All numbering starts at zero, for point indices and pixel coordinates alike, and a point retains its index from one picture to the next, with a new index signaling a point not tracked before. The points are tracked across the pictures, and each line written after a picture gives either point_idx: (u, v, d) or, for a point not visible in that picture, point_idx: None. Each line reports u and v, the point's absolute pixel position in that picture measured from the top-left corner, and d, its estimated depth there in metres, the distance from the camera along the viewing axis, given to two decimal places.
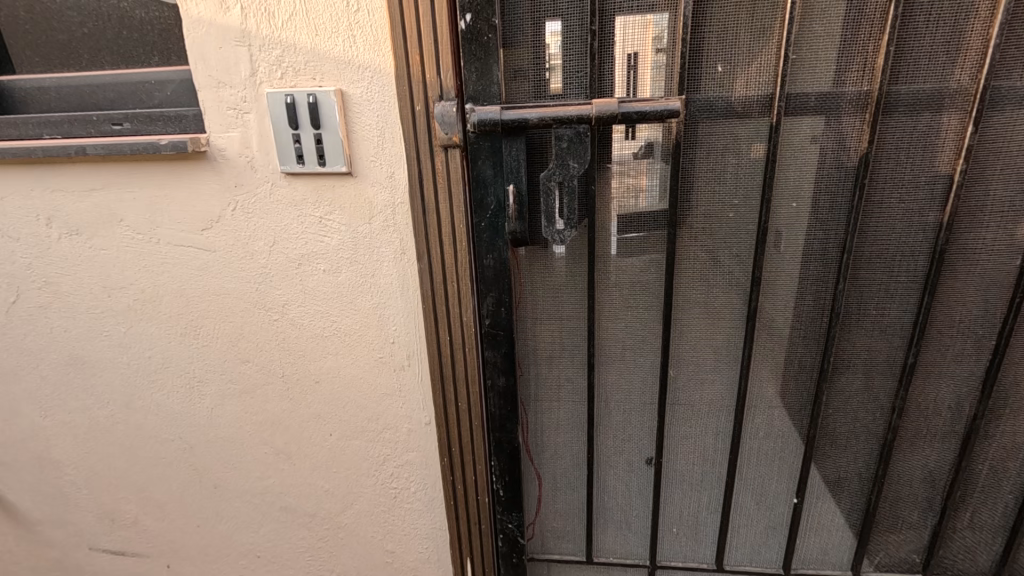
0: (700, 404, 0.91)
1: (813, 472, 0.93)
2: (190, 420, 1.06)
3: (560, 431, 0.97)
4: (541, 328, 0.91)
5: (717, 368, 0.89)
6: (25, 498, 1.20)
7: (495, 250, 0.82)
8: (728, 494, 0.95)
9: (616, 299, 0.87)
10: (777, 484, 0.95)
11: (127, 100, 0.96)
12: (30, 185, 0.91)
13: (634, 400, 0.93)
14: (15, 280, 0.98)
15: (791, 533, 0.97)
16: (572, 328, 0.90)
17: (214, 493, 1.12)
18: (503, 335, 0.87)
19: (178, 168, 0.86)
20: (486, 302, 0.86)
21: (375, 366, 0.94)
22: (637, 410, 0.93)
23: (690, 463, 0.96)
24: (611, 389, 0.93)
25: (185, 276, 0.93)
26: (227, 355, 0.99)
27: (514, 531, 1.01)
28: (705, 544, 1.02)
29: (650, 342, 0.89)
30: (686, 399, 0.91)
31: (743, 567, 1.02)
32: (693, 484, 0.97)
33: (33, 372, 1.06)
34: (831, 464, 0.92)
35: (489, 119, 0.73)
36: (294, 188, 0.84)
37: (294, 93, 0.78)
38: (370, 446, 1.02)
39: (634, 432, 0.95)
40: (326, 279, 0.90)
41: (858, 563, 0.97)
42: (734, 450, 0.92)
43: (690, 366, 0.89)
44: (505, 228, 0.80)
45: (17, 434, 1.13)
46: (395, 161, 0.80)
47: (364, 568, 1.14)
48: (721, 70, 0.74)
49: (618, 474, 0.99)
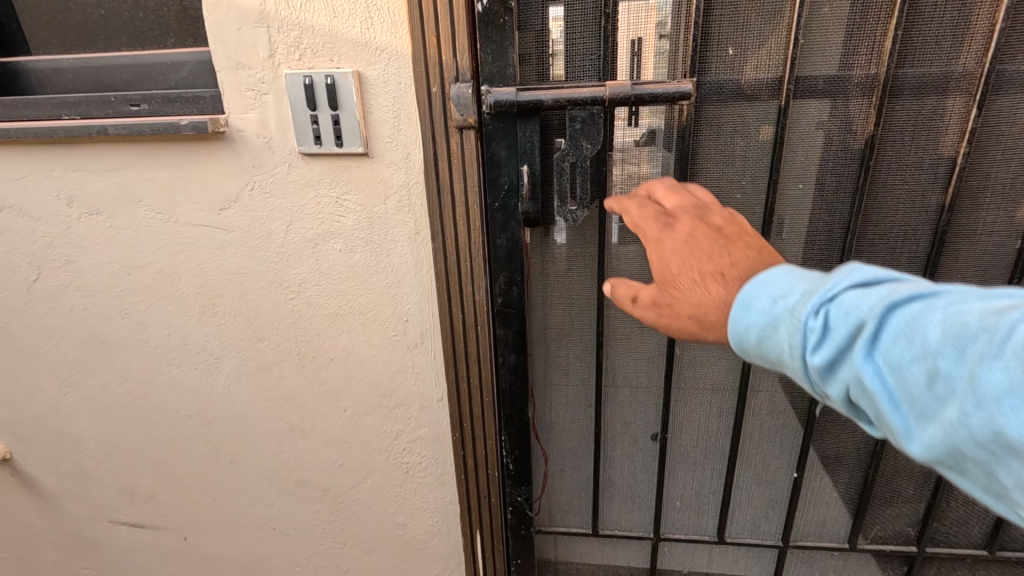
0: (705, 381, 0.94)
1: (812, 448, 0.96)
2: (206, 397, 1.08)
3: (568, 407, 1.01)
4: (552, 306, 0.94)
5: (722, 346, 0.91)
6: (46, 472, 1.23)
7: (508, 231, 0.85)
8: (731, 469, 0.99)
9: (625, 279, 0.90)
10: (778, 459, 0.98)
11: (144, 82, 0.98)
12: (50, 165, 0.92)
13: (641, 378, 0.96)
14: (36, 259, 1.00)
15: (791, 507, 1.00)
16: (582, 307, 0.93)
17: (229, 467, 1.15)
18: (515, 313, 0.90)
19: (196, 149, 0.87)
20: (498, 281, 0.88)
21: (389, 344, 0.97)
22: (643, 387, 0.97)
23: (694, 439, 0.99)
24: (618, 366, 0.96)
25: (202, 255, 0.95)
26: (243, 333, 1.01)
27: (523, 505, 1.05)
28: (707, 518, 1.05)
29: None
30: (691, 376, 0.94)
31: (743, 539, 1.06)
32: (697, 459, 1.01)
33: (54, 350, 1.08)
34: (830, 440, 0.95)
35: (505, 100, 0.75)
36: (311, 169, 0.86)
37: (312, 74, 0.79)
38: (383, 422, 1.05)
39: (640, 409, 0.98)
40: (341, 259, 0.92)
41: (854, 536, 1.00)
42: (737, 427, 0.95)
43: (696, 344, 0.92)
44: (519, 210, 0.83)
45: (38, 410, 1.16)
46: (411, 142, 0.82)
47: (376, 540, 1.18)
48: (732, 53, 0.75)
49: (624, 450, 1.02)
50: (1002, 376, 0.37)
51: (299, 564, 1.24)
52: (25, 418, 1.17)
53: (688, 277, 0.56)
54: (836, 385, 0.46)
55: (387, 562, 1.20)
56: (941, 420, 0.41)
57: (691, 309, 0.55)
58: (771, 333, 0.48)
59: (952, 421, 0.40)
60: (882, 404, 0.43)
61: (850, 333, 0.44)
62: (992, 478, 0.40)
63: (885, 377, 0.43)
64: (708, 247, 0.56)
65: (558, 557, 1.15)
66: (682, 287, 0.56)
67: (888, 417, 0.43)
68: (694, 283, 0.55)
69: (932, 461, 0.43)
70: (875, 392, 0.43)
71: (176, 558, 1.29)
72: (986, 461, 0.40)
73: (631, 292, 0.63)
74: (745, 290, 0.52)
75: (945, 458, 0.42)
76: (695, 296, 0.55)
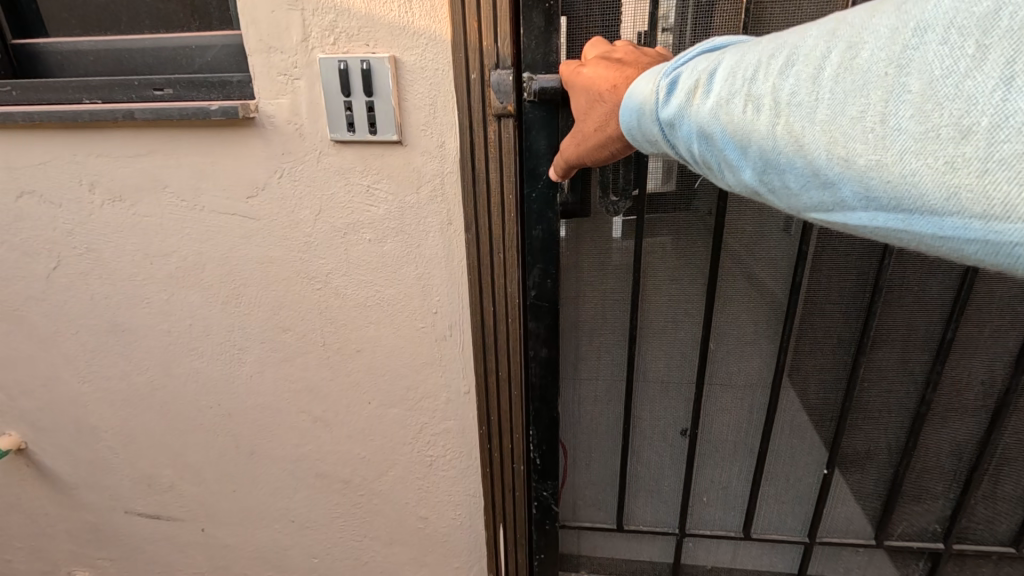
0: (737, 376, 0.94)
1: (844, 444, 0.96)
2: (227, 388, 1.07)
3: (596, 402, 1.01)
4: (584, 299, 0.93)
5: (756, 342, 0.91)
6: (63, 462, 1.22)
7: (544, 222, 0.85)
8: (760, 465, 0.98)
9: (661, 272, 0.89)
10: (807, 456, 0.98)
11: (167, 65, 0.95)
12: (72, 151, 0.90)
13: (671, 373, 0.96)
14: (57, 247, 0.98)
15: (819, 503, 1.00)
16: (615, 300, 0.92)
17: (249, 459, 1.14)
18: (547, 305, 0.91)
19: (224, 134, 0.85)
20: (533, 273, 0.89)
21: (417, 336, 0.96)
22: (673, 383, 0.96)
23: (724, 434, 0.99)
24: (648, 361, 0.95)
25: (227, 244, 0.93)
26: (267, 324, 0.99)
27: (548, 499, 1.07)
28: (733, 513, 1.05)
29: (691, 315, 0.91)
30: (723, 371, 0.94)
31: (769, 535, 1.06)
32: (726, 455, 1.01)
33: (74, 339, 1.07)
34: (862, 436, 0.95)
35: (550, 87, 0.76)
36: (343, 157, 0.84)
37: (347, 59, 0.77)
38: (408, 415, 1.03)
39: (668, 405, 0.98)
40: (371, 249, 0.90)
41: (881, 533, 1.01)
42: (768, 423, 0.94)
43: (731, 339, 0.91)
44: (556, 203, 0.84)
45: (56, 399, 1.14)
46: (446, 129, 0.80)
47: (397, 533, 1.17)
48: None
49: (651, 445, 1.02)
50: (792, 81, 0.39)
51: (317, 556, 1.24)
52: (42, 407, 1.16)
53: (582, 75, 0.66)
54: (685, 144, 0.48)
55: (407, 555, 1.20)
56: (752, 136, 0.42)
57: (599, 124, 0.63)
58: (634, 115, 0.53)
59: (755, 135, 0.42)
60: (711, 138, 0.45)
61: (683, 85, 0.47)
62: (791, 196, 0.42)
63: (716, 119, 0.44)
64: (602, 72, 0.62)
65: (581, 553, 1.16)
66: (590, 128, 0.65)
67: (719, 145, 0.45)
68: (595, 108, 0.63)
69: (756, 188, 0.44)
70: (704, 125, 0.45)
71: (193, 549, 1.29)
72: (783, 170, 0.41)
73: (568, 160, 0.72)
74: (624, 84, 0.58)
75: (760, 177, 0.43)
76: (597, 116, 0.63)
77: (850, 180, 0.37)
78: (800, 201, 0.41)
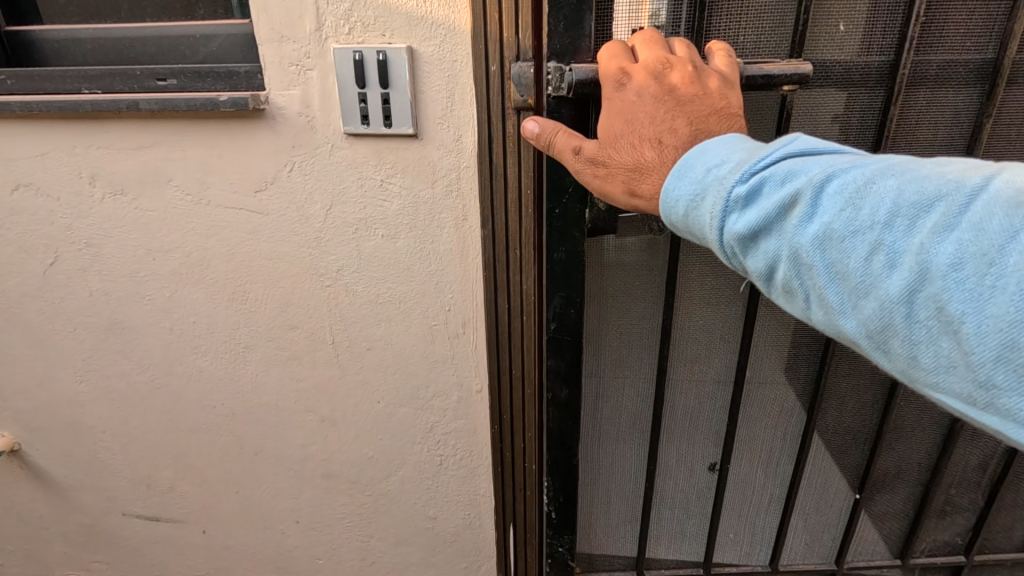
0: (771, 408, 0.99)
1: (878, 466, 1.03)
2: (232, 387, 1.04)
3: (626, 441, 1.04)
4: (609, 324, 0.94)
5: (795, 368, 0.96)
6: (58, 463, 1.19)
7: (568, 243, 0.83)
8: (792, 493, 1.04)
9: (694, 300, 0.92)
10: (838, 481, 1.06)
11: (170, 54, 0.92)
12: (72, 142, 0.87)
13: (704, 410, 1.00)
14: (55, 242, 0.95)
15: (847, 529, 1.09)
16: (643, 334, 0.94)
17: (254, 459, 1.12)
18: (569, 339, 0.90)
19: (232, 126, 0.83)
20: (554, 302, 0.88)
21: (429, 333, 0.94)
22: (705, 420, 1.01)
23: (752, 466, 1.05)
24: (681, 398, 0.99)
25: (234, 239, 0.91)
26: (274, 321, 0.97)
27: (564, 555, 1.11)
28: (760, 537, 1.13)
29: (722, 352, 0.95)
30: (758, 399, 0.99)
31: (795, 556, 1.14)
32: (755, 483, 1.07)
33: (71, 337, 1.03)
34: (895, 456, 1.03)
35: (586, 78, 0.69)
36: (356, 150, 0.82)
37: (363, 50, 0.75)
38: (418, 414, 1.02)
39: (701, 442, 1.03)
40: (383, 245, 0.88)
41: (907, 552, 1.11)
42: (801, 453, 1.01)
43: (765, 371, 0.96)
44: (584, 219, 0.82)
45: (52, 399, 1.11)
46: (464, 123, 0.78)
47: (404, 533, 1.16)
48: (843, 29, 0.76)
49: (683, 480, 1.08)
50: (962, 260, 0.38)
51: (322, 557, 1.22)
52: (37, 408, 1.12)
53: (626, 98, 0.60)
54: (785, 272, 0.47)
55: (414, 555, 1.19)
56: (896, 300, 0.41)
57: (628, 167, 0.59)
58: (699, 202, 0.50)
59: (882, 293, 0.42)
60: (826, 278, 0.44)
61: (792, 208, 0.46)
62: (913, 364, 0.42)
63: (855, 267, 0.43)
64: (652, 114, 0.58)
65: None
66: (616, 159, 0.60)
67: (841, 291, 0.44)
68: (631, 148, 0.59)
69: (864, 339, 0.44)
70: (829, 267, 0.44)
71: (193, 551, 1.26)
72: (920, 341, 0.41)
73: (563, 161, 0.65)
74: (679, 150, 0.56)
75: (877, 336, 0.43)
76: (631, 158, 0.59)
77: (994, 371, 0.37)
78: (922, 372, 0.42)
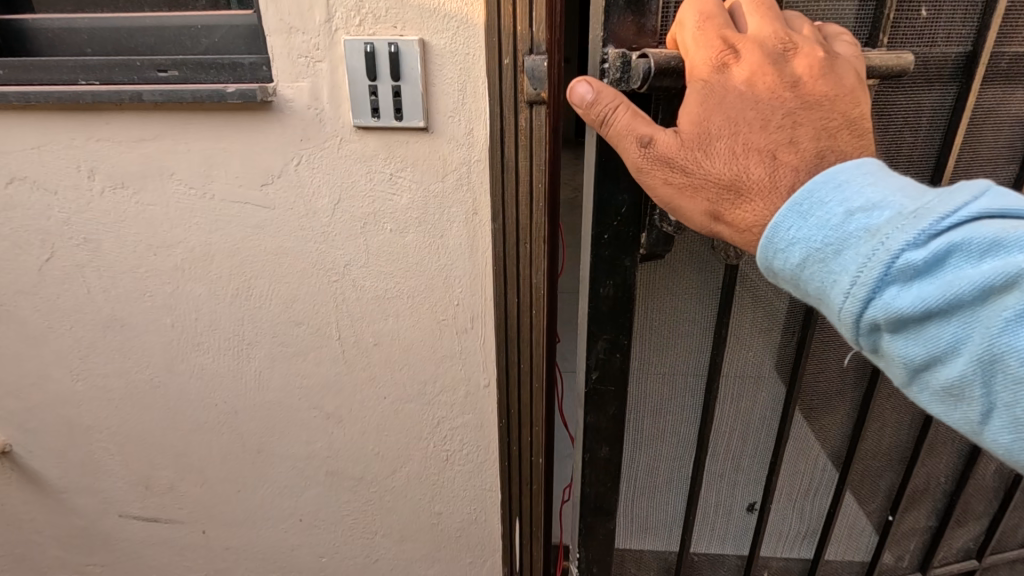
0: (817, 442, 0.98)
1: (911, 484, 1.05)
2: (235, 384, 1.03)
3: (666, 490, 0.99)
4: (651, 373, 0.87)
5: (840, 394, 0.94)
6: (52, 465, 1.16)
7: (615, 276, 0.73)
8: (830, 524, 1.05)
9: (743, 333, 0.86)
10: (872, 502, 1.07)
11: (171, 43, 0.90)
12: (70, 135, 0.85)
13: (747, 447, 0.97)
14: (51, 237, 0.92)
15: (878, 548, 1.11)
16: (687, 378, 0.88)
17: (257, 458, 1.11)
18: (612, 390, 0.81)
19: (239, 118, 0.81)
20: (597, 349, 0.78)
21: (437, 328, 0.94)
22: (747, 457, 0.98)
23: (789, 498, 1.04)
24: (724, 438, 0.95)
25: (239, 234, 0.89)
26: (279, 317, 0.96)
27: None
28: (793, 566, 1.12)
29: (767, 389, 0.91)
30: (802, 431, 0.96)
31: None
32: (793, 513, 1.06)
33: (67, 334, 1.01)
34: (926, 470, 1.05)
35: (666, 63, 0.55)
36: (365, 143, 0.81)
37: (374, 42, 0.74)
38: (425, 409, 1.02)
39: (742, 480, 1.00)
40: (392, 239, 0.88)
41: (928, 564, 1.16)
42: (842, 482, 1.00)
43: (810, 402, 0.94)
44: (637, 245, 0.71)
45: (46, 399, 1.08)
46: (475, 117, 0.78)
47: (409, 529, 1.16)
48: (925, 14, 0.68)
49: (722, 519, 1.05)
50: None
51: (325, 555, 1.21)
52: (30, 408, 1.09)
53: (733, 92, 0.52)
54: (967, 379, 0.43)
55: (419, 551, 1.18)
56: None
57: (721, 182, 0.53)
58: (835, 256, 0.47)
59: None
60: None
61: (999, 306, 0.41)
62: None
63: None
64: (760, 121, 0.52)
65: None
66: (709, 167, 0.53)
67: None
68: (730, 158, 0.52)
69: None
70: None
71: (192, 551, 1.24)
72: None
73: (629, 152, 0.55)
74: (798, 172, 0.51)
75: None
76: (729, 173, 0.52)
77: None
78: None
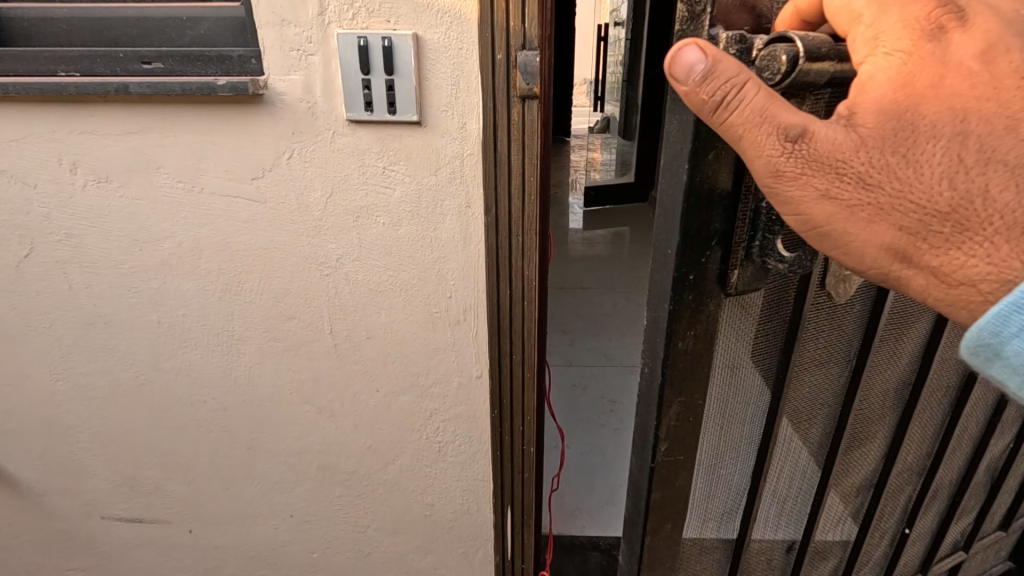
0: (860, 483, 0.92)
1: (929, 510, 1.04)
2: (224, 380, 1.02)
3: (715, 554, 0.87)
4: (711, 435, 0.75)
5: (883, 434, 0.88)
6: (30, 467, 1.13)
7: (692, 325, 0.62)
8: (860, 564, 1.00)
9: (808, 384, 0.76)
10: (895, 536, 1.04)
11: (151, 35, 0.88)
12: (51, 127, 0.83)
13: (791, 499, 0.89)
14: (30, 232, 0.90)
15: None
16: (745, 434, 0.78)
17: (247, 454, 1.10)
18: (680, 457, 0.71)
19: (229, 111, 0.81)
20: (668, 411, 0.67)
21: (431, 320, 0.95)
22: (789, 510, 0.90)
23: (823, 546, 0.97)
24: (771, 494, 0.86)
25: (228, 228, 0.89)
26: (270, 311, 0.95)
27: None
28: None
29: (818, 437, 0.83)
30: (846, 477, 0.89)
31: None
32: (823, 560, 0.99)
33: (47, 332, 0.98)
34: (943, 494, 1.04)
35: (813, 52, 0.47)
36: (358, 137, 0.82)
37: (367, 35, 0.75)
38: (418, 401, 1.03)
39: (784, 534, 0.92)
40: (385, 233, 0.88)
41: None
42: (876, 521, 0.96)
43: (857, 448, 0.87)
44: (722, 287, 0.60)
45: (24, 400, 1.05)
46: (469, 111, 0.79)
47: (402, 521, 1.17)
48: None
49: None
50: None
51: (316, 550, 1.21)
52: (7, 409, 1.06)
53: (936, 78, 0.45)
54: None
55: (412, 543, 1.20)
56: None
57: (917, 201, 0.46)
58: None
59: None
60: None
61: None
62: None
63: None
64: (969, 117, 0.45)
65: None
66: (922, 184, 0.46)
67: None
68: (921, 172, 0.46)
69: None
70: None
71: (179, 552, 1.23)
72: None
73: (764, 145, 0.46)
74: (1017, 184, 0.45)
75: None
76: (922, 192, 0.46)
77: None
78: None
